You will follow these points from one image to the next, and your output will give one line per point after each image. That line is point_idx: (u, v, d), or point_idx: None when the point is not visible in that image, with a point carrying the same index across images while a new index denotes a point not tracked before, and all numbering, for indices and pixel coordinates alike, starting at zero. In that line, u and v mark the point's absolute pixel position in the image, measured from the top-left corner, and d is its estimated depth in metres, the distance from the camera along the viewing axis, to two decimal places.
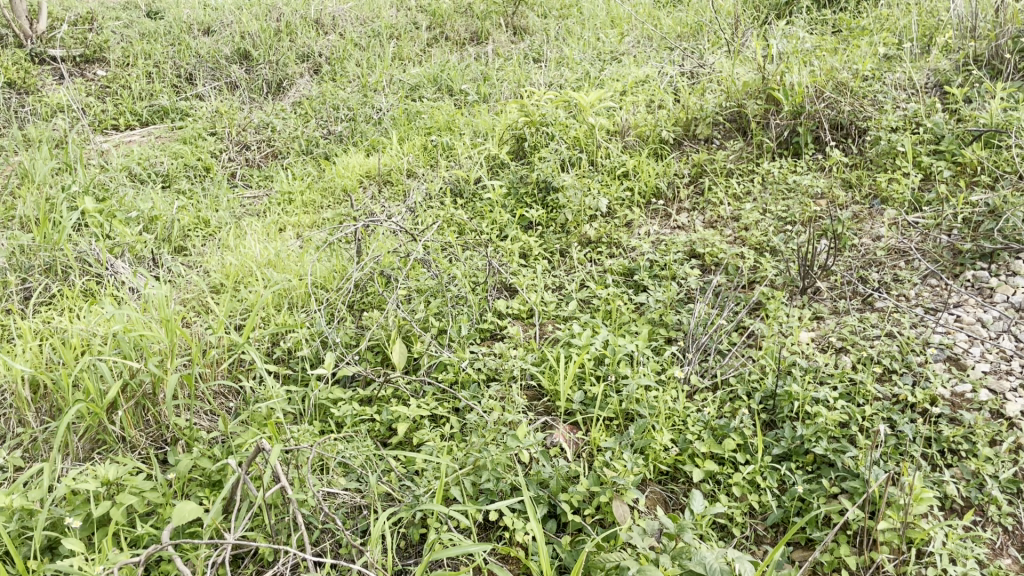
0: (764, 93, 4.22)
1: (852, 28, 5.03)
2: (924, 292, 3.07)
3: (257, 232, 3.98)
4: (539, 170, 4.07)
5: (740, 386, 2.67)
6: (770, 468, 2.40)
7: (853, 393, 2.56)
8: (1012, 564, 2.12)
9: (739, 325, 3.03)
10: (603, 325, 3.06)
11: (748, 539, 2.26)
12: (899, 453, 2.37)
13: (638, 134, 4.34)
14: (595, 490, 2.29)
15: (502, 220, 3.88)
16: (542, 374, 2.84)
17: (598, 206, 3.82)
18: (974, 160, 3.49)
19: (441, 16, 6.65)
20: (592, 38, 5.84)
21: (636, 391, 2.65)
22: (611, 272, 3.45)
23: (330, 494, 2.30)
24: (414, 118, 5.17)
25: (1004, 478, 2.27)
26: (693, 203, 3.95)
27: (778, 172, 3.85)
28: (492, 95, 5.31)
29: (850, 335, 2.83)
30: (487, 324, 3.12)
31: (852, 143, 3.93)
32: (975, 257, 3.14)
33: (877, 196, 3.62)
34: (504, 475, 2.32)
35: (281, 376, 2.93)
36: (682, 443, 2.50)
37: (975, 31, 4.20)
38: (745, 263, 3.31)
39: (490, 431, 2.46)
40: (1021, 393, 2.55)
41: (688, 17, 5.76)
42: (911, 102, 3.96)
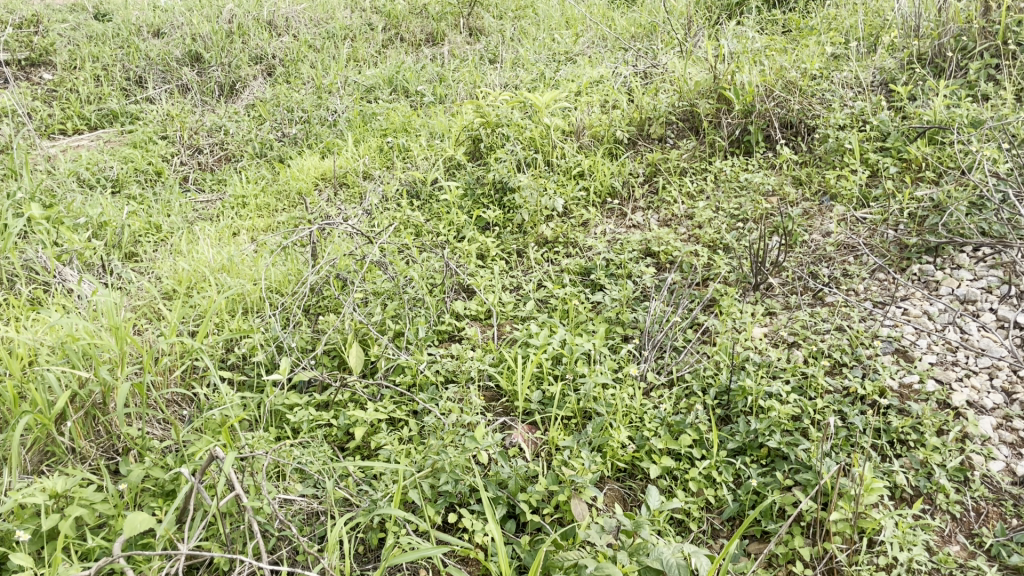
0: (715, 92, 4.28)
1: (801, 28, 5.12)
2: (872, 286, 3.13)
3: (209, 237, 3.93)
4: (495, 170, 4.06)
5: (695, 382, 2.71)
6: (725, 462, 2.43)
7: (805, 387, 2.60)
8: (959, 551, 2.18)
9: (694, 322, 3.07)
10: (560, 324, 3.07)
11: (704, 533, 2.29)
12: (850, 445, 2.42)
13: (593, 134, 4.37)
14: (553, 489, 2.29)
15: (459, 220, 3.87)
16: (500, 375, 2.84)
17: (554, 206, 3.83)
18: (919, 156, 3.57)
19: (396, 17, 6.61)
20: (546, 39, 5.86)
21: (593, 390, 2.66)
22: (567, 271, 3.46)
23: (286, 501, 2.27)
24: (369, 120, 5.14)
25: (951, 467, 2.33)
26: (647, 202, 3.99)
27: (730, 170, 3.91)
28: (448, 96, 5.31)
29: (802, 330, 2.88)
30: (445, 326, 3.11)
31: (801, 140, 4.01)
32: (920, 251, 3.21)
33: (826, 192, 3.69)
34: (462, 476, 2.30)
35: (235, 382, 2.89)
36: (639, 440, 2.52)
37: (918, 30, 4.30)
38: (699, 260, 3.36)
39: (448, 432, 2.46)
40: (965, 384, 2.62)
41: (642, 17, 5.81)
42: (857, 100, 4.03)
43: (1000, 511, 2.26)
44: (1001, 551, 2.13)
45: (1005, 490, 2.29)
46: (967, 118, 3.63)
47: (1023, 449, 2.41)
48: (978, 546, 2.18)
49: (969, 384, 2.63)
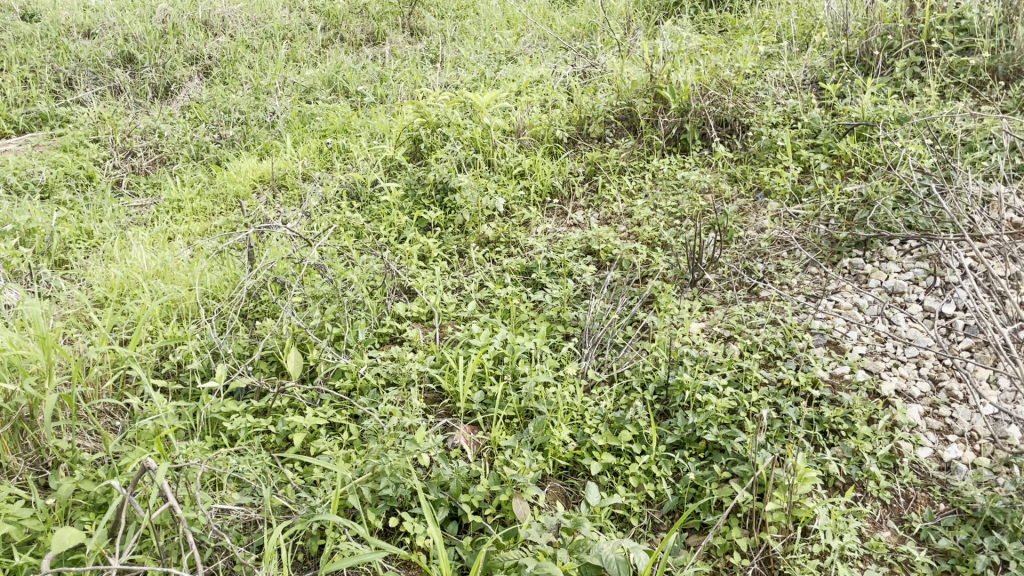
0: (652, 92, 4.33)
1: (736, 28, 5.21)
2: (805, 280, 3.20)
3: (143, 242, 3.84)
4: (436, 170, 4.04)
5: (634, 378, 2.74)
6: (664, 457, 2.46)
7: (741, 380, 2.65)
8: (890, 536, 2.25)
9: (633, 318, 3.10)
10: (501, 324, 3.07)
11: (645, 527, 2.31)
12: (784, 436, 2.47)
13: (533, 134, 4.37)
14: (495, 489, 2.29)
15: (400, 222, 3.84)
16: (442, 376, 2.82)
17: (495, 206, 3.83)
18: (848, 152, 3.66)
19: (336, 17, 6.52)
20: (487, 38, 5.86)
21: (535, 389, 2.66)
22: (508, 271, 3.46)
23: (223, 510, 2.23)
24: (308, 121, 5.07)
25: (881, 455, 2.40)
26: (588, 201, 4.01)
27: (668, 169, 3.97)
28: (389, 96, 5.28)
29: (737, 325, 2.93)
30: (386, 328, 3.08)
31: (736, 138, 4.09)
32: (850, 245, 3.29)
33: (760, 189, 3.76)
34: (403, 480, 2.28)
35: (170, 391, 2.83)
36: (580, 437, 2.53)
37: (847, 30, 4.40)
38: (638, 258, 3.39)
39: (388, 436, 2.43)
40: (894, 373, 2.71)
41: (582, 16, 5.83)
42: (789, 98, 4.12)
43: (928, 496, 2.34)
44: (929, 535, 2.21)
45: (933, 476, 2.37)
46: (893, 115, 3.72)
47: (949, 436, 2.50)
48: (907, 531, 2.25)
49: (898, 373, 2.72)
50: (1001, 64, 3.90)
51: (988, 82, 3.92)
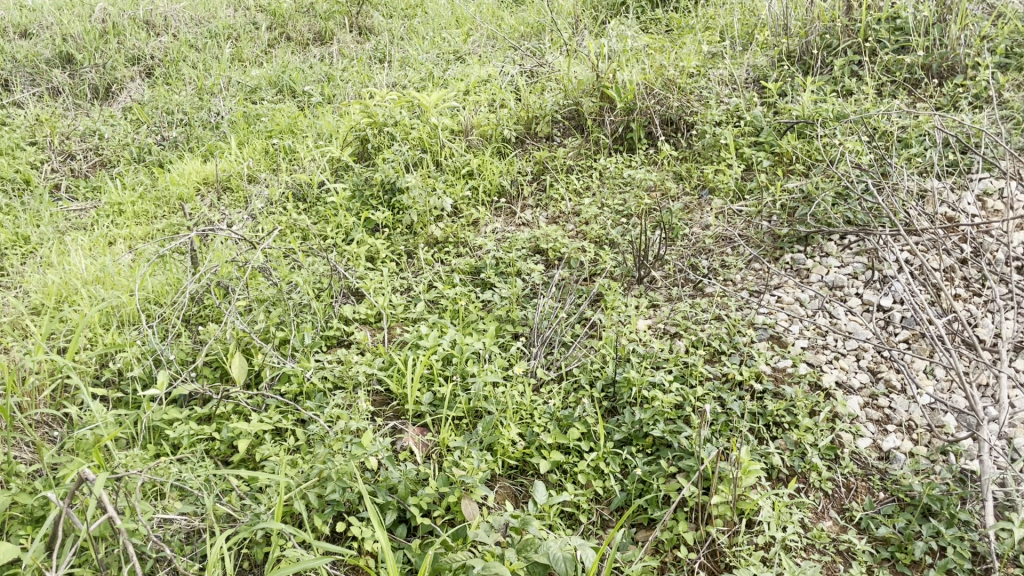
0: (598, 91, 4.36)
1: (681, 28, 5.27)
2: (748, 276, 3.26)
3: (82, 247, 3.74)
4: (383, 171, 4.00)
5: (582, 376, 2.75)
6: (612, 453, 2.48)
7: (686, 375, 2.68)
8: (832, 526, 2.30)
9: (581, 317, 3.12)
10: (450, 324, 3.06)
11: (594, 524, 2.33)
12: (729, 429, 2.51)
13: (481, 133, 4.36)
14: (443, 491, 2.28)
15: (347, 223, 3.78)
16: (390, 378, 2.80)
17: (443, 206, 3.82)
18: (788, 150, 3.73)
19: (282, 16, 6.43)
20: (435, 38, 5.83)
21: (483, 389, 2.65)
22: (457, 271, 3.45)
23: (165, 520, 2.18)
24: (253, 121, 4.99)
25: (822, 446, 2.45)
26: (536, 200, 4.01)
27: (614, 167, 3.99)
28: (336, 96, 5.22)
29: (683, 321, 2.97)
30: (332, 331, 3.04)
31: (680, 137, 4.14)
32: (792, 240, 3.37)
33: (705, 186, 3.81)
34: (351, 484, 2.25)
35: (110, 400, 2.76)
36: (529, 436, 2.53)
37: (788, 29, 4.48)
38: (586, 256, 3.41)
39: (334, 440, 2.40)
40: (835, 365, 2.77)
41: (530, 15, 5.83)
42: (732, 97, 4.17)
43: (868, 485, 2.40)
44: (869, 524, 2.27)
45: (872, 465, 2.43)
46: (831, 113, 3.80)
47: (888, 426, 2.57)
48: (848, 520, 2.31)
49: (838, 365, 2.78)
50: (935, 62, 4.01)
51: (922, 79, 4.02)
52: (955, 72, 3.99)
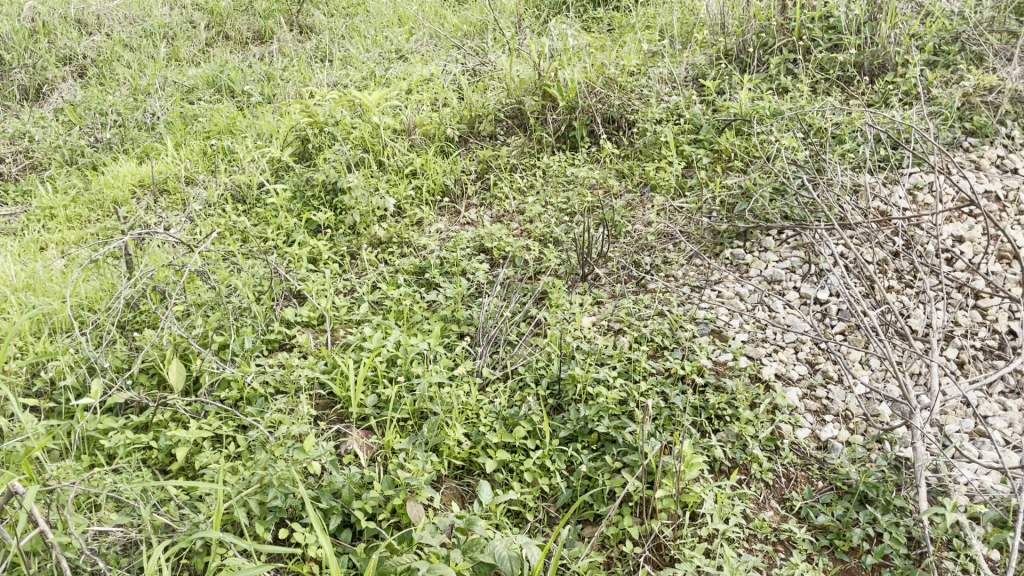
0: (540, 89, 4.37)
1: (622, 26, 5.31)
2: (690, 271, 3.30)
3: (12, 253, 3.62)
4: (324, 171, 3.94)
5: (528, 374, 2.75)
6: (558, 450, 2.49)
7: (630, 371, 2.71)
8: (773, 516, 2.34)
9: (527, 315, 3.12)
10: (394, 325, 3.02)
11: (541, 522, 2.33)
12: (672, 424, 2.53)
13: (424, 132, 4.33)
14: (388, 494, 2.25)
15: (288, 224, 3.72)
16: (333, 381, 2.75)
17: (386, 206, 3.78)
18: (727, 147, 3.79)
19: (219, 15, 6.30)
20: (377, 36, 5.77)
21: (428, 390, 2.63)
22: (401, 271, 3.41)
23: (101, 532, 2.13)
24: (191, 122, 4.87)
25: (763, 437, 2.50)
26: (480, 199, 4.00)
27: (557, 166, 4.01)
28: (276, 96, 5.13)
29: (627, 317, 2.99)
30: (274, 335, 2.99)
31: (622, 135, 4.17)
32: (731, 236, 3.43)
33: (647, 183, 3.84)
34: (293, 490, 2.21)
35: (42, 410, 2.68)
36: (475, 436, 2.52)
37: (726, 28, 4.55)
38: (530, 254, 3.41)
39: (276, 445, 2.36)
40: (774, 358, 2.83)
41: (473, 14, 5.81)
42: (672, 95, 4.22)
43: (808, 474, 2.45)
44: (809, 513, 2.32)
45: (811, 455, 2.49)
46: (768, 110, 3.87)
47: (825, 416, 2.63)
48: (789, 509, 2.35)
49: (778, 358, 2.84)
50: (866, 60, 4.12)
51: (854, 77, 4.12)
52: (886, 69, 4.10)
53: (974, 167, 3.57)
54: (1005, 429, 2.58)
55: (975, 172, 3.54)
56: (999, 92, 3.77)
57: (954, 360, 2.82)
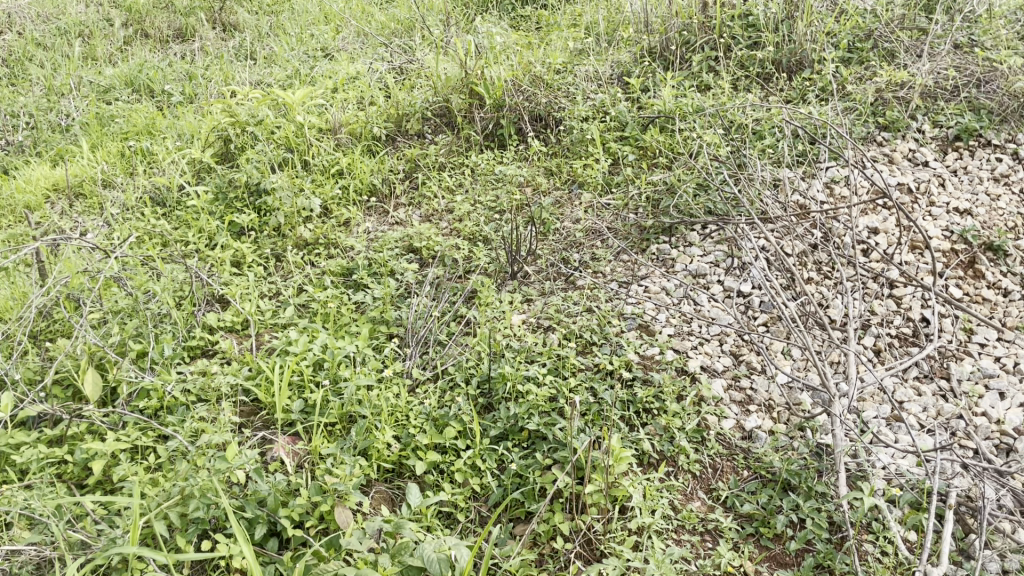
0: (467, 88, 4.34)
1: (549, 24, 5.33)
2: (617, 267, 3.33)
3: None
4: (246, 172, 3.85)
5: (458, 374, 2.73)
6: (489, 450, 2.48)
7: (560, 367, 2.72)
8: (700, 506, 2.38)
9: (456, 314, 3.10)
10: (321, 328, 2.96)
11: (472, 522, 2.32)
12: (601, 418, 2.55)
13: (350, 131, 4.27)
14: (315, 500, 2.20)
15: (210, 227, 3.62)
16: (257, 387, 2.69)
17: (311, 206, 3.71)
18: (652, 144, 3.84)
19: (138, 12, 6.09)
20: (303, 34, 5.67)
21: (356, 393, 2.59)
22: (328, 272, 3.35)
23: (12, 552, 2.04)
24: (107, 123, 4.70)
25: (689, 429, 2.54)
26: (409, 198, 3.95)
27: (486, 164, 4.00)
28: (198, 95, 4.99)
29: (556, 314, 3.00)
30: (196, 341, 2.91)
31: (550, 133, 4.18)
32: (657, 232, 3.47)
33: (575, 181, 3.86)
34: (216, 500, 2.15)
35: None
36: (405, 438, 2.49)
37: (650, 26, 4.60)
38: (460, 254, 3.39)
39: (198, 455, 2.30)
40: (699, 350, 2.88)
41: (401, 11, 5.76)
42: (598, 93, 4.26)
43: (733, 464, 2.50)
44: (734, 502, 2.36)
45: (736, 445, 2.54)
46: (691, 107, 3.93)
47: (749, 406, 2.69)
48: (716, 499, 2.39)
49: (703, 351, 2.89)
50: (784, 57, 4.22)
51: (773, 74, 4.22)
52: (803, 66, 4.20)
53: (887, 160, 3.69)
54: (920, 414, 2.68)
55: (889, 166, 3.66)
56: (909, 88, 3.92)
57: (871, 348, 2.91)
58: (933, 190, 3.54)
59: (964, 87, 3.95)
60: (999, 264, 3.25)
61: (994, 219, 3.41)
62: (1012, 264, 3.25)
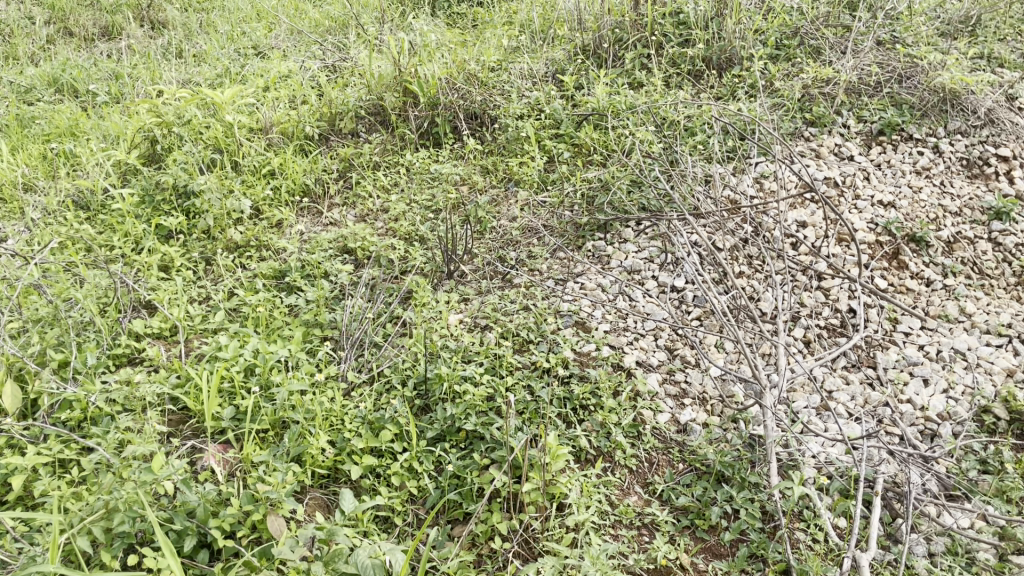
0: (401, 86, 4.28)
1: (484, 21, 5.32)
2: (554, 265, 3.34)
3: None
4: (173, 174, 3.73)
5: (394, 376, 2.70)
6: (426, 451, 2.46)
7: (496, 366, 2.71)
8: (637, 500, 2.40)
9: (392, 315, 3.07)
10: (253, 333, 2.89)
11: (410, 525, 2.30)
12: (539, 416, 2.55)
13: (282, 130, 4.18)
14: (247, 509, 2.15)
15: (136, 231, 3.51)
16: (186, 396, 2.62)
17: (241, 208, 3.63)
18: (586, 142, 3.85)
19: (61, 10, 5.89)
20: (234, 32, 5.55)
21: (289, 398, 2.54)
22: (260, 275, 3.28)
23: None
24: (27, 124, 4.52)
25: (625, 425, 2.56)
26: (343, 198, 3.90)
27: (421, 163, 3.96)
28: (124, 95, 4.84)
29: (493, 313, 2.99)
30: (121, 349, 2.81)
31: (485, 131, 4.17)
32: (593, 229, 3.49)
33: (511, 179, 3.85)
34: (142, 513, 2.08)
35: None
36: (340, 442, 2.45)
37: (582, 23, 4.63)
38: (395, 254, 3.36)
39: (123, 467, 2.22)
40: (635, 346, 2.91)
41: (334, 8, 5.68)
42: (532, 91, 4.27)
43: (669, 458, 2.53)
44: (670, 495, 2.39)
45: (671, 439, 2.58)
46: (624, 104, 3.96)
47: (684, 400, 2.73)
48: (652, 493, 2.42)
49: (638, 346, 2.92)
50: (714, 55, 4.27)
51: (704, 71, 4.28)
52: (733, 63, 4.27)
53: (814, 154, 3.78)
54: (848, 402, 2.74)
55: (815, 160, 3.74)
56: (834, 84, 4.02)
57: (801, 339, 2.97)
58: (858, 183, 3.64)
59: (887, 83, 4.07)
60: (921, 254, 3.37)
61: (916, 212, 3.52)
62: (933, 254, 3.36)
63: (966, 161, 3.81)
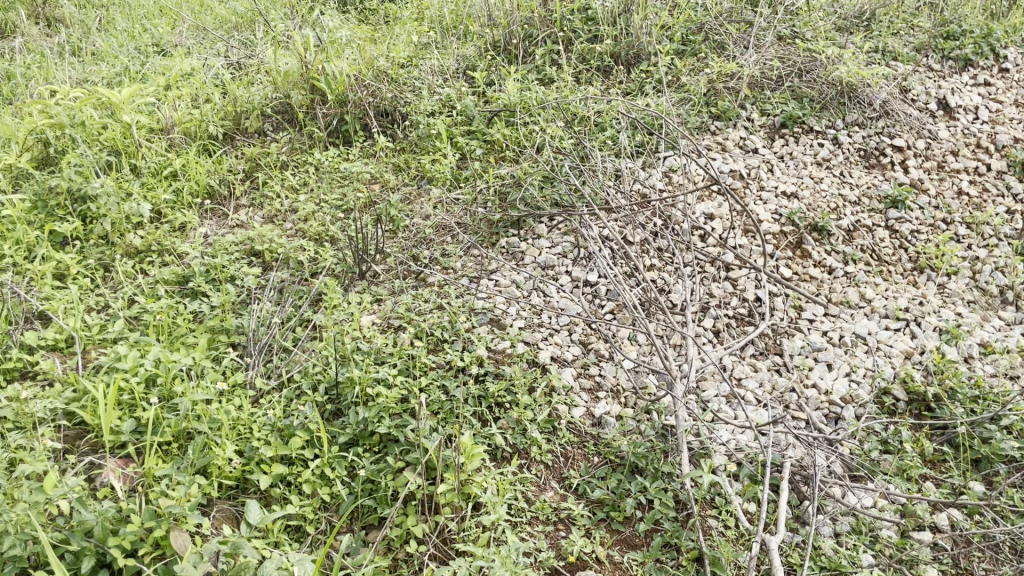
0: (308, 83, 4.19)
1: (393, 16, 5.26)
2: (468, 262, 3.32)
3: None
4: (66, 177, 3.50)
5: (304, 381, 2.63)
6: (338, 457, 2.41)
7: (410, 367, 2.68)
8: (553, 496, 2.40)
9: (302, 319, 3.00)
10: (154, 341, 2.78)
11: (323, 533, 2.25)
12: (454, 416, 2.53)
13: (184, 130, 4.03)
14: (149, 526, 2.06)
15: (28, 238, 3.30)
16: (83, 409, 2.50)
17: (140, 212, 3.48)
18: (498, 138, 3.84)
19: None
20: (135, 29, 5.34)
21: (193, 408, 2.45)
22: (162, 281, 3.16)
23: None
24: None
25: (540, 421, 2.57)
26: (250, 199, 3.79)
27: (331, 162, 3.89)
28: (16, 95, 4.60)
29: (405, 313, 2.95)
30: (12, 363, 2.67)
31: (395, 128, 4.12)
32: (506, 225, 3.49)
33: (423, 176, 3.81)
34: (34, 535, 1.98)
35: None
36: (248, 451, 2.38)
37: (492, 19, 4.63)
38: (305, 255, 3.28)
39: (13, 487, 2.10)
40: (550, 341, 2.92)
41: (240, 2, 5.52)
42: (443, 87, 4.24)
43: (584, 452, 2.55)
44: (585, 488, 2.41)
45: (586, 433, 2.59)
46: (534, 100, 3.97)
47: (598, 393, 2.75)
48: (567, 488, 2.43)
49: (553, 341, 2.93)
50: (623, 50, 4.33)
51: (612, 67, 4.32)
52: (641, 58, 4.32)
53: (720, 147, 3.86)
54: (756, 389, 2.81)
55: (721, 153, 3.81)
56: (738, 78, 4.11)
57: (710, 329, 3.03)
58: (762, 174, 3.73)
59: (788, 77, 4.19)
60: (824, 242, 3.47)
61: (818, 201, 3.64)
62: (835, 243, 3.47)
63: (864, 151, 3.95)
